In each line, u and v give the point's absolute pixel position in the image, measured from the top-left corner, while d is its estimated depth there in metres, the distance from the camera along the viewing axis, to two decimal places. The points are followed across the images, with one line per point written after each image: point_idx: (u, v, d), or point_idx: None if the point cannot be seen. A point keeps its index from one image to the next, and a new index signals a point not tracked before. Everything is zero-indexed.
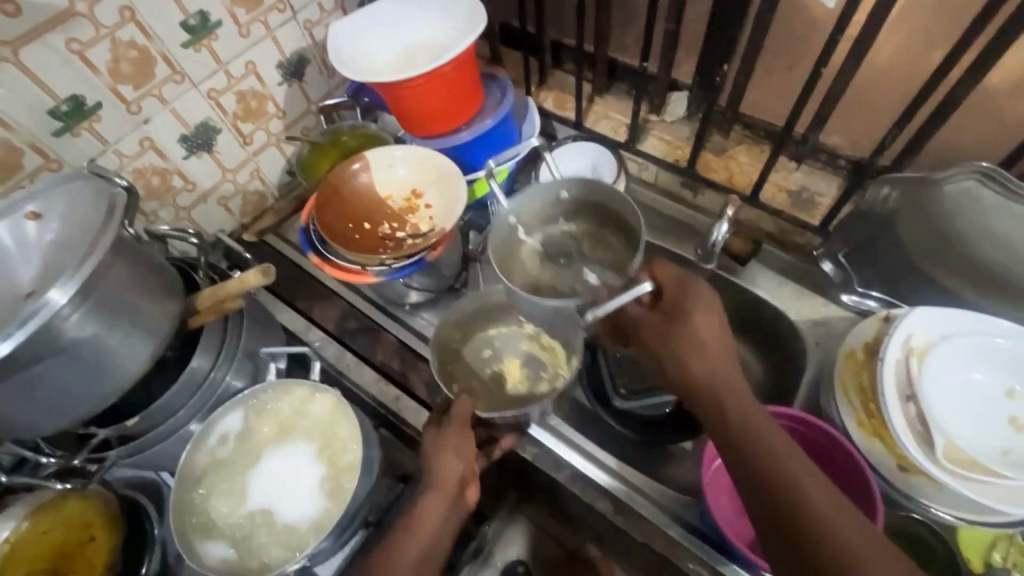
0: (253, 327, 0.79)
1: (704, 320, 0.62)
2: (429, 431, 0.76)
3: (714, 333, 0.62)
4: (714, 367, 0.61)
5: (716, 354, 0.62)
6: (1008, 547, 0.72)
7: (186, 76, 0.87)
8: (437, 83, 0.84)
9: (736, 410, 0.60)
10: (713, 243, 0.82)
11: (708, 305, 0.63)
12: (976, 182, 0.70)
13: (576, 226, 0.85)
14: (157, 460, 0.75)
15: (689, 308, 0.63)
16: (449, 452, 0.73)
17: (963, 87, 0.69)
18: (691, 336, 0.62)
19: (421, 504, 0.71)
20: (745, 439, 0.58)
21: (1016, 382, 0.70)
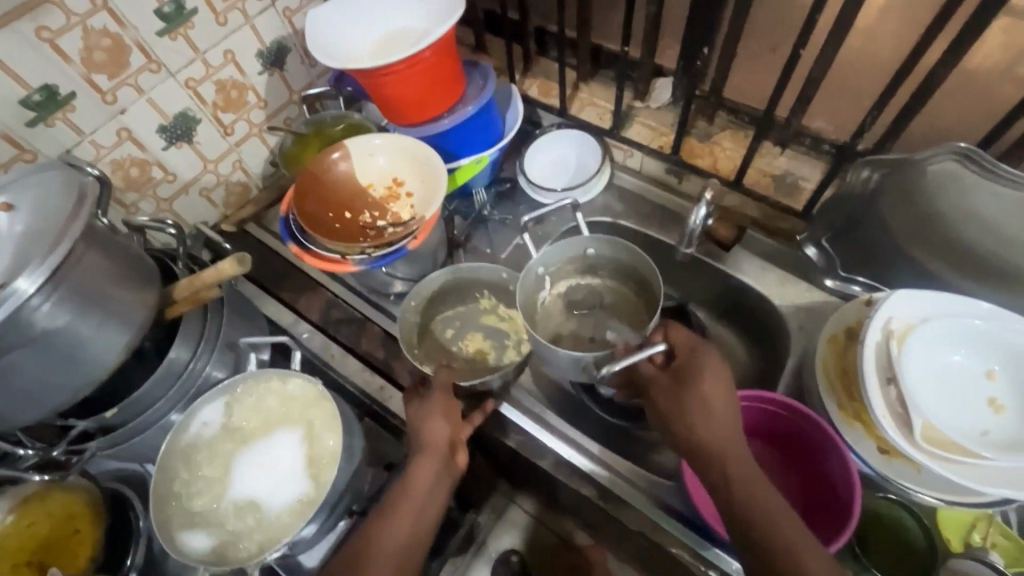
0: (233, 318, 0.79)
1: (716, 384, 0.64)
2: (411, 404, 0.78)
3: (722, 395, 0.64)
4: (725, 430, 0.62)
5: (726, 417, 0.63)
6: (988, 527, 0.72)
7: (162, 65, 0.86)
8: (417, 70, 0.83)
9: (744, 472, 0.61)
10: (692, 228, 0.86)
11: (719, 369, 0.65)
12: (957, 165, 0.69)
13: (599, 280, 0.92)
14: (140, 451, 0.76)
15: (702, 372, 0.65)
16: (436, 416, 0.75)
17: (943, 67, 0.68)
18: (704, 401, 0.63)
19: (412, 470, 0.72)
20: (753, 502, 0.59)
21: (994, 363, 0.70)
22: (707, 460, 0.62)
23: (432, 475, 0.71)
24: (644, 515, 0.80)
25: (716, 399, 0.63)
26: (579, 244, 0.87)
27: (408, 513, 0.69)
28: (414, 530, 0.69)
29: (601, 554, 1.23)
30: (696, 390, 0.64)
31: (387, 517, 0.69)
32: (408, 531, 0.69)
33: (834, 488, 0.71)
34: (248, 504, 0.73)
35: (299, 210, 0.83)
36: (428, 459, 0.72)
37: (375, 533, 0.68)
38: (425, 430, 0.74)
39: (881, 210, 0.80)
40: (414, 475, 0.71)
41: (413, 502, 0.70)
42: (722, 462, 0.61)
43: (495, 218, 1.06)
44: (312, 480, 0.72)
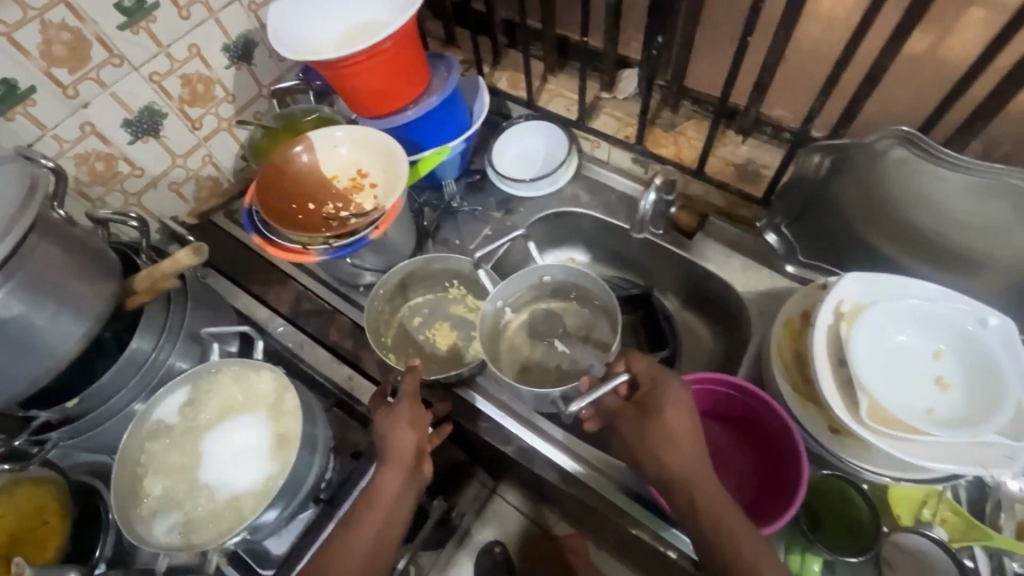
0: (197, 309, 0.80)
1: (680, 414, 0.67)
2: (379, 411, 0.77)
3: (686, 426, 0.66)
4: (690, 459, 0.65)
5: (691, 446, 0.65)
6: (938, 504, 0.72)
7: (125, 59, 0.86)
8: (378, 61, 0.84)
9: (709, 498, 0.64)
10: (643, 211, 0.90)
11: (682, 397, 0.68)
12: (902, 147, 0.70)
13: (560, 304, 0.94)
14: (102, 440, 0.77)
15: (665, 403, 0.67)
16: (401, 426, 0.73)
17: (889, 53, 0.70)
18: (667, 430, 0.66)
19: (378, 478, 0.71)
20: (718, 528, 0.62)
21: (945, 344, 0.71)
22: (674, 487, 0.65)
23: (399, 487, 0.71)
24: (606, 497, 0.81)
25: (681, 428, 0.66)
26: (534, 275, 0.90)
27: (374, 523, 0.70)
28: (379, 537, 0.70)
29: (581, 543, 1.24)
30: (659, 420, 0.67)
31: (354, 527, 0.70)
32: (373, 541, 0.69)
33: (786, 464, 0.72)
34: (211, 487, 0.73)
35: (261, 200, 0.84)
36: (394, 470, 0.71)
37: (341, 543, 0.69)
38: (390, 438, 0.73)
39: (836, 195, 0.81)
40: (379, 484, 0.71)
41: (378, 511, 0.70)
42: (687, 490, 0.64)
43: (464, 210, 1.07)
44: (271, 467, 0.73)
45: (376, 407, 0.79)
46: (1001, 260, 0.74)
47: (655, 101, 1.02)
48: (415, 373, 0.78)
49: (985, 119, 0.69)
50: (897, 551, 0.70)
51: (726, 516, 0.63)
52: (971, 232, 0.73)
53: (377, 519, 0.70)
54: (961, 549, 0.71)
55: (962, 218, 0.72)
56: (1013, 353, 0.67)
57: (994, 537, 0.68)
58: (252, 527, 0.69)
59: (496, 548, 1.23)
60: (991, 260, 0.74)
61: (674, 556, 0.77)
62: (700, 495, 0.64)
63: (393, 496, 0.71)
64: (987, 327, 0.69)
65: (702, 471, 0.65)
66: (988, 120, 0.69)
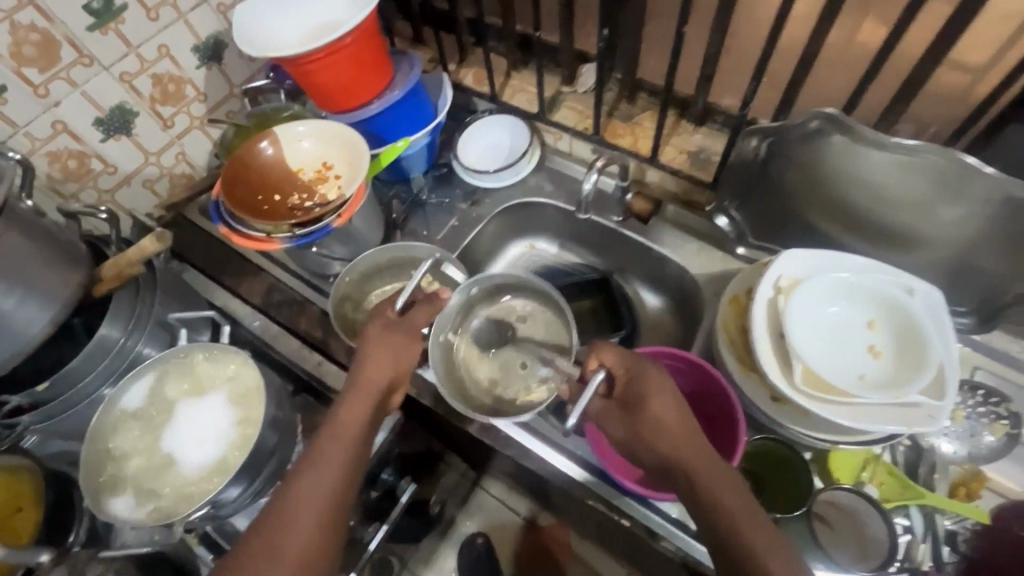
0: (165, 296, 0.85)
1: (665, 400, 0.65)
2: (374, 328, 0.75)
3: (675, 413, 0.64)
4: (683, 445, 0.62)
5: (680, 431, 0.63)
6: (876, 467, 0.76)
7: (95, 59, 0.89)
8: (340, 57, 0.87)
9: (710, 482, 0.60)
10: (585, 193, 0.93)
11: (663, 385, 0.66)
12: (831, 128, 0.74)
13: (496, 308, 0.94)
14: (72, 424, 0.81)
15: (648, 391, 0.66)
16: (380, 357, 0.72)
17: (816, 40, 0.74)
18: (655, 416, 0.64)
19: (342, 407, 0.69)
20: (723, 511, 0.59)
21: (875, 314, 0.75)
22: (672, 474, 0.62)
23: (364, 415, 0.69)
24: (564, 470, 0.85)
25: (669, 414, 0.64)
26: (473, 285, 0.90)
27: (340, 453, 0.66)
28: (337, 495, 0.64)
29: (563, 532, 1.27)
30: (646, 407, 0.65)
31: (316, 462, 0.65)
32: (340, 472, 0.65)
33: (726, 425, 0.77)
34: (179, 460, 0.78)
35: (226, 193, 0.87)
36: (363, 398, 0.70)
37: (305, 476, 0.64)
38: (363, 367, 0.72)
39: (778, 177, 0.85)
40: (344, 412, 0.69)
41: (343, 440, 0.67)
42: (686, 475, 0.61)
43: (432, 202, 1.10)
44: (233, 441, 0.78)
45: (373, 318, 0.77)
46: (930, 235, 0.78)
47: (613, 94, 1.06)
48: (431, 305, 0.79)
49: (905, 101, 0.74)
50: (833, 509, 0.74)
51: (728, 499, 0.59)
52: (902, 209, 0.77)
53: (343, 448, 0.67)
54: (897, 508, 0.75)
55: (893, 195, 0.76)
56: (936, 319, 0.71)
57: (925, 495, 0.72)
58: (216, 503, 0.72)
59: (479, 540, 1.26)
60: (922, 236, 0.79)
61: (628, 523, 0.81)
62: (702, 480, 0.60)
63: (361, 422, 0.69)
64: (912, 296, 0.73)
65: (699, 456, 0.61)
66: (908, 102, 0.74)
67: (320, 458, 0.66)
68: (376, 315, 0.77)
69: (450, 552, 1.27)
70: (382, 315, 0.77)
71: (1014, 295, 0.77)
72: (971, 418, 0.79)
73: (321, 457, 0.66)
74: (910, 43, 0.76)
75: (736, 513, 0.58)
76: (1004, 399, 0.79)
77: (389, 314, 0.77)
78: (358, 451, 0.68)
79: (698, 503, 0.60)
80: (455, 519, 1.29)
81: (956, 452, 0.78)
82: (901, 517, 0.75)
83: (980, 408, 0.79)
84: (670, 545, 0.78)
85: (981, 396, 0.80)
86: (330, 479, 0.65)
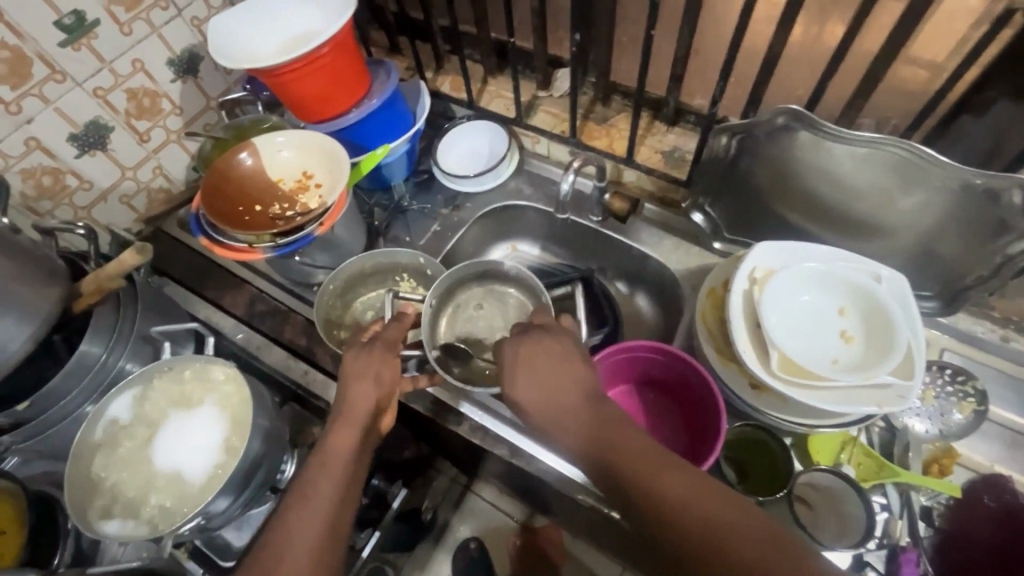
0: (148, 310, 0.85)
1: (545, 358, 0.66)
2: (352, 354, 0.75)
3: (549, 368, 0.66)
4: (568, 400, 0.63)
5: (562, 389, 0.64)
6: (853, 449, 0.79)
7: (68, 75, 0.89)
8: (317, 66, 0.88)
9: (603, 433, 0.60)
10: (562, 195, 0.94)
11: (539, 350, 0.67)
12: (789, 121, 0.78)
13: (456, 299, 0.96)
14: (55, 442, 0.80)
15: (522, 356, 0.67)
16: (363, 379, 0.72)
17: (778, 41, 0.77)
18: (537, 382, 0.65)
19: (331, 436, 0.69)
20: (619, 454, 0.58)
21: (847, 301, 0.78)
22: (561, 436, 0.62)
23: (352, 445, 0.69)
24: (553, 468, 0.86)
25: (548, 373, 0.65)
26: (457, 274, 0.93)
27: (331, 484, 0.66)
28: (332, 522, 0.64)
29: (558, 533, 1.28)
30: (521, 376, 0.66)
31: (308, 491, 0.65)
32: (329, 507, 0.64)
33: (710, 416, 0.80)
34: (166, 471, 0.78)
35: (207, 206, 0.88)
36: (350, 429, 0.70)
37: (296, 510, 0.64)
38: (347, 391, 0.72)
39: (748, 173, 0.88)
40: (333, 439, 0.69)
41: (335, 472, 0.67)
42: (578, 431, 0.61)
43: (414, 208, 1.11)
44: (222, 451, 0.78)
45: (350, 344, 0.78)
46: (894, 224, 0.81)
47: (587, 97, 1.08)
48: (403, 323, 0.80)
49: (864, 96, 0.78)
50: (814, 491, 0.76)
51: (624, 438, 0.59)
52: (865, 200, 0.81)
53: (334, 479, 0.66)
54: (875, 487, 0.77)
55: (855, 186, 0.80)
56: (902, 304, 0.75)
57: (900, 474, 0.75)
58: (205, 515, 0.71)
59: (473, 544, 1.27)
60: (886, 226, 0.82)
61: (617, 516, 0.82)
62: (593, 431, 0.60)
63: (351, 450, 0.69)
64: (879, 283, 0.76)
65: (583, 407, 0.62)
66: (866, 97, 0.78)
67: (310, 489, 0.65)
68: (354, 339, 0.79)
69: (444, 558, 1.27)
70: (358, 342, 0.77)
71: (974, 277, 0.80)
72: (941, 397, 0.82)
73: (310, 488, 0.65)
74: (866, 41, 0.79)
75: (633, 452, 0.58)
76: (970, 377, 0.82)
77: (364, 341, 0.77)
78: (349, 482, 0.67)
79: (604, 459, 0.58)
80: (449, 525, 1.30)
81: (928, 431, 0.81)
82: (879, 495, 0.77)
83: (949, 387, 0.82)
84: None
85: (949, 375, 0.83)
86: (322, 510, 0.64)
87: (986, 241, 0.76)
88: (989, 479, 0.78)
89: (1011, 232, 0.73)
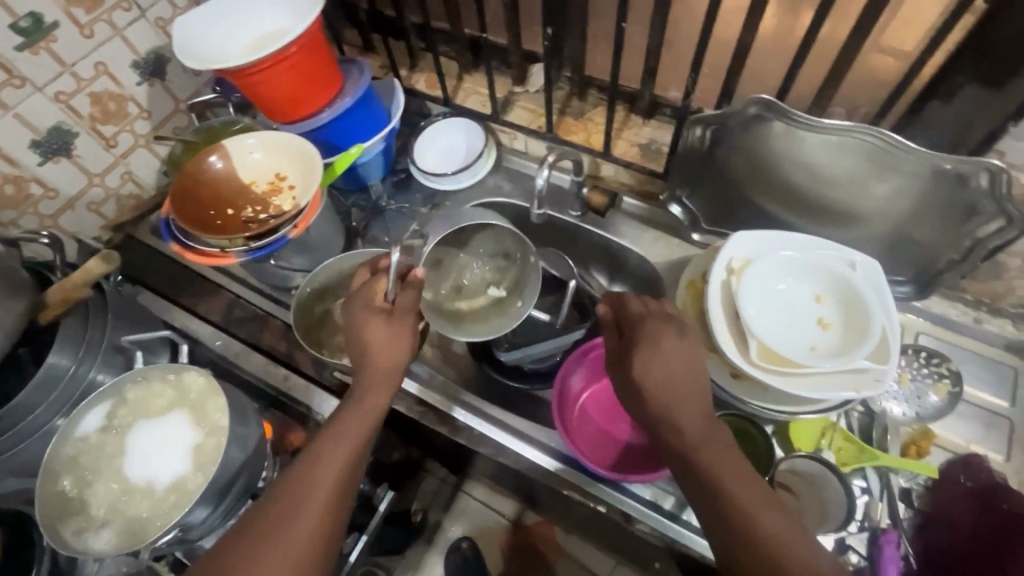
0: (118, 320, 0.84)
1: (674, 356, 0.64)
2: (370, 317, 0.73)
3: (675, 362, 0.64)
4: (679, 404, 0.62)
5: (677, 390, 0.62)
6: (833, 434, 0.80)
7: (27, 80, 0.86)
8: (286, 66, 0.86)
9: (700, 447, 0.61)
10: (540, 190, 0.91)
11: (668, 343, 0.65)
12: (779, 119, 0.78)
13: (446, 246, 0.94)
14: (24, 458, 0.78)
15: (650, 344, 0.64)
16: (385, 372, 0.71)
17: (749, 31, 0.77)
18: (657, 370, 0.63)
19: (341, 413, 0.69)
20: (711, 471, 0.59)
21: (823, 289, 0.79)
22: (663, 433, 0.63)
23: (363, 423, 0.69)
24: (537, 463, 0.86)
25: (671, 365, 0.63)
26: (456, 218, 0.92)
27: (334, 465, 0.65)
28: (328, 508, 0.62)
29: (549, 529, 1.28)
30: (642, 364, 0.64)
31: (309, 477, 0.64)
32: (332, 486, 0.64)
33: None
34: (142, 482, 0.76)
35: (179, 211, 0.86)
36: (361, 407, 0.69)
37: (297, 485, 0.63)
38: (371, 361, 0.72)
39: (723, 165, 0.89)
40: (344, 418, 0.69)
41: (339, 454, 0.66)
42: (678, 435, 0.62)
43: (392, 208, 1.10)
44: (197, 459, 0.76)
45: (361, 305, 0.74)
46: (867, 211, 0.82)
47: (563, 92, 1.07)
48: (414, 288, 0.75)
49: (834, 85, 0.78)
50: (795, 476, 0.77)
51: (727, 461, 0.60)
52: (841, 187, 0.81)
53: (340, 462, 0.65)
54: (855, 471, 0.78)
55: (833, 175, 0.80)
56: (876, 287, 0.76)
57: (880, 457, 0.76)
58: (183, 526, 0.70)
59: (464, 543, 1.27)
60: (861, 214, 0.83)
61: (602, 509, 0.82)
62: (693, 441, 0.61)
63: (361, 434, 0.68)
64: (854, 269, 0.77)
65: (689, 415, 0.62)
66: (836, 85, 0.78)
67: (323, 459, 0.65)
68: (368, 302, 0.74)
69: (437, 560, 1.26)
70: (376, 308, 0.73)
71: (946, 261, 0.81)
72: (917, 380, 0.83)
73: (318, 466, 0.64)
74: (833, 31, 0.79)
75: (726, 470, 0.59)
76: (944, 358, 0.84)
77: (383, 308, 0.74)
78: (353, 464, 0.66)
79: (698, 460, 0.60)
80: (439, 526, 1.29)
81: (905, 414, 0.83)
82: (859, 479, 0.78)
83: (924, 369, 0.84)
84: (645, 527, 0.80)
85: (924, 358, 0.84)
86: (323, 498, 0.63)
87: (957, 226, 0.77)
88: (966, 459, 0.79)
89: (981, 215, 0.74)
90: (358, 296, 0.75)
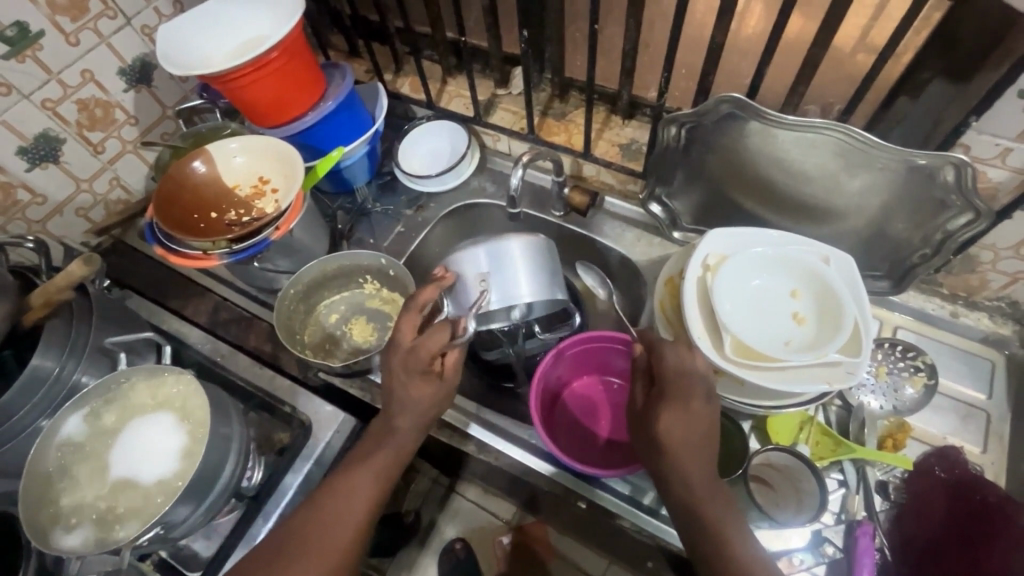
0: (105, 322, 0.86)
1: (699, 416, 0.64)
2: (416, 387, 0.73)
3: (700, 420, 0.64)
4: (694, 460, 0.63)
5: (696, 448, 0.63)
6: (810, 428, 0.81)
7: (13, 88, 0.88)
8: (267, 71, 0.87)
9: (707, 503, 0.62)
10: (514, 190, 0.92)
11: (694, 403, 0.64)
12: (762, 125, 0.79)
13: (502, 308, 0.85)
14: (8, 459, 0.79)
15: (681, 403, 0.64)
16: (406, 426, 0.73)
17: (720, 32, 0.77)
18: (682, 427, 0.63)
19: (349, 480, 0.70)
20: (714, 526, 0.61)
21: (799, 284, 0.79)
22: (671, 487, 0.64)
23: (369, 483, 0.70)
24: (521, 462, 0.87)
25: (693, 424, 0.64)
26: (520, 287, 0.83)
27: (342, 532, 0.67)
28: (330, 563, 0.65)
29: (543, 530, 1.27)
30: (669, 420, 0.63)
31: (311, 534, 0.66)
32: (334, 561, 0.65)
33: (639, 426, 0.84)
34: (127, 482, 0.77)
35: (161, 213, 0.87)
36: (371, 467, 0.71)
37: (299, 543, 0.65)
38: (400, 428, 0.73)
39: (701, 163, 0.90)
40: (352, 491, 0.70)
41: (348, 518, 0.68)
42: (686, 489, 0.63)
43: (377, 211, 1.11)
44: (181, 460, 0.77)
45: (411, 370, 0.72)
46: (842, 207, 0.83)
47: (545, 93, 1.08)
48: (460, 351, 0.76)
49: (805, 82, 0.79)
50: (773, 471, 0.79)
51: (729, 520, 0.61)
52: (816, 184, 0.82)
53: (348, 530, 0.67)
54: (832, 464, 0.79)
55: (810, 172, 0.81)
56: (851, 286, 0.76)
57: (856, 450, 0.76)
58: (165, 523, 0.71)
59: (457, 544, 1.27)
60: (837, 209, 0.84)
61: (584, 506, 0.83)
62: (701, 497, 0.62)
63: (370, 498, 0.70)
64: (828, 265, 0.78)
65: (702, 474, 0.63)
66: (807, 82, 0.79)
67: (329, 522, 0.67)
68: (423, 369, 0.72)
69: (431, 561, 1.26)
70: (430, 374, 0.73)
71: (919, 255, 0.82)
72: (893, 373, 0.85)
73: (324, 540, 0.66)
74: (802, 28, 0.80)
75: (730, 528, 0.61)
76: (921, 352, 0.85)
77: (435, 373, 0.74)
78: (361, 531, 0.68)
79: (700, 516, 0.62)
80: (432, 529, 1.29)
81: (883, 407, 0.83)
82: (835, 472, 0.79)
83: (901, 363, 0.85)
84: (626, 523, 0.81)
85: (899, 352, 0.86)
86: (323, 559, 0.65)
87: (928, 219, 0.78)
88: (942, 451, 0.80)
89: (951, 208, 0.75)
90: (402, 358, 0.73)
